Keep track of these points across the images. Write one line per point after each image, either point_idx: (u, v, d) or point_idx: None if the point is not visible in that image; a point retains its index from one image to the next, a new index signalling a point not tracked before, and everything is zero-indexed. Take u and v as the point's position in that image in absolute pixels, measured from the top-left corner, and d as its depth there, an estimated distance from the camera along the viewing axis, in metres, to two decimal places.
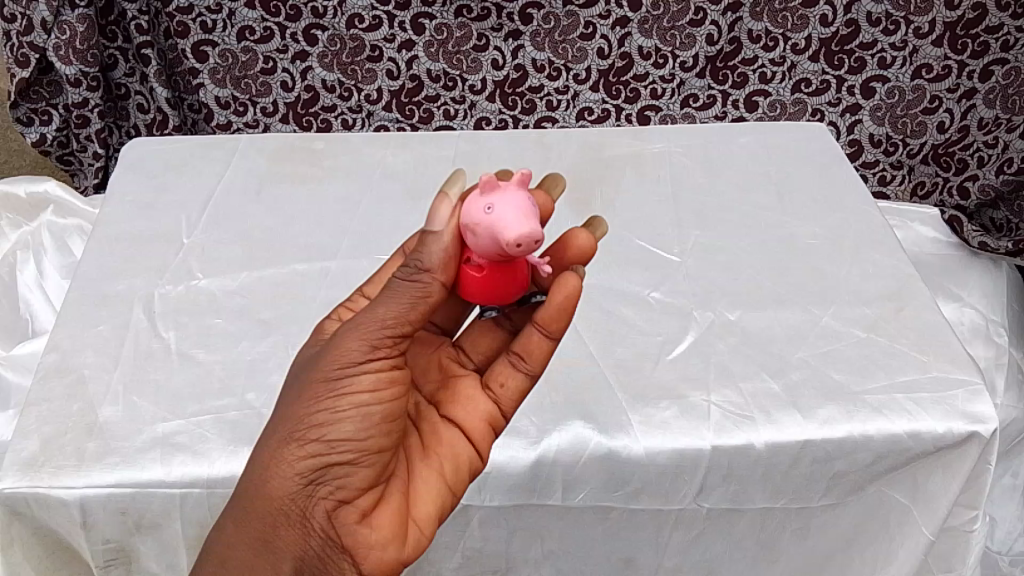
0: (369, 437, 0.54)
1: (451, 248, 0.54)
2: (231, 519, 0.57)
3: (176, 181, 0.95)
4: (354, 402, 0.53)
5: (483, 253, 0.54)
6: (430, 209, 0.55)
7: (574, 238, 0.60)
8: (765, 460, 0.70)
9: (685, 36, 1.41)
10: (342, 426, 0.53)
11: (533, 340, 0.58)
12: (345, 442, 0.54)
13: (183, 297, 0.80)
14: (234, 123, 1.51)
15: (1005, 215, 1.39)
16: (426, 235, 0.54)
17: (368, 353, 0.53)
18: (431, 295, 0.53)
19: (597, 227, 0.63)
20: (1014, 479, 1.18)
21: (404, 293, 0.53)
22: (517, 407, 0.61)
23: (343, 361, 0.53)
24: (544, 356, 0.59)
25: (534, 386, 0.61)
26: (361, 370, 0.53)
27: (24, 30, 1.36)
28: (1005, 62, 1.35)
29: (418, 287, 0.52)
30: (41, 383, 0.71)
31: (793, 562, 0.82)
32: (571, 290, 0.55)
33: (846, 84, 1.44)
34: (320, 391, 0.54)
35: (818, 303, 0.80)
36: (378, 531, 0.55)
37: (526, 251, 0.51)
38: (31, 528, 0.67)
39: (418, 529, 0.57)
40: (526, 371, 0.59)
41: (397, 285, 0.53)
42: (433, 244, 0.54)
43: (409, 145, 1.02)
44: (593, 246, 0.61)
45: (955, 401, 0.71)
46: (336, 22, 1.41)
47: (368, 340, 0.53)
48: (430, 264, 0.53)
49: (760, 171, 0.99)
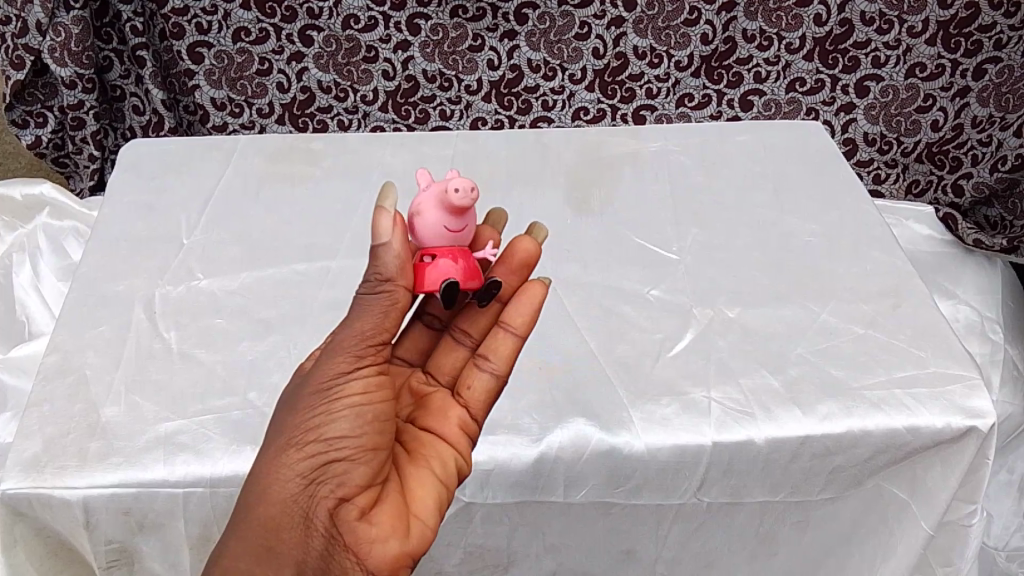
0: (364, 434, 0.54)
1: (405, 254, 0.53)
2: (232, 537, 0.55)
3: (175, 182, 0.95)
4: (347, 403, 0.54)
5: (435, 237, 0.59)
6: (371, 224, 0.53)
7: (518, 244, 0.62)
8: (766, 454, 0.70)
9: (680, 35, 1.42)
10: (336, 425, 0.53)
11: (499, 340, 0.60)
12: (341, 440, 0.53)
13: (184, 297, 0.80)
14: (230, 125, 1.50)
15: (999, 212, 1.40)
16: (374, 247, 0.53)
17: (356, 359, 0.54)
18: (399, 302, 0.54)
19: (538, 229, 0.63)
20: (1010, 475, 1.19)
21: (375, 304, 0.53)
22: (488, 411, 0.61)
23: (335, 366, 0.54)
24: (510, 356, 0.60)
25: (501, 390, 0.61)
26: (350, 375, 0.54)
27: (19, 32, 1.35)
28: (998, 61, 1.36)
29: (384, 297, 0.53)
30: (43, 383, 0.71)
31: (792, 555, 0.83)
32: (536, 296, 0.60)
33: (840, 83, 1.45)
34: (314, 398, 0.54)
35: (816, 299, 0.81)
36: (379, 525, 0.53)
37: (465, 196, 0.57)
38: (34, 528, 0.67)
39: (421, 522, 0.55)
40: (492, 371, 0.60)
41: (366, 299, 0.54)
42: (384, 255, 0.53)
43: (407, 145, 1.02)
44: (537, 249, 0.62)
45: (954, 396, 0.72)
46: (331, 23, 1.41)
47: (354, 347, 0.54)
48: (390, 273, 0.53)
49: (758, 169, 0.99)
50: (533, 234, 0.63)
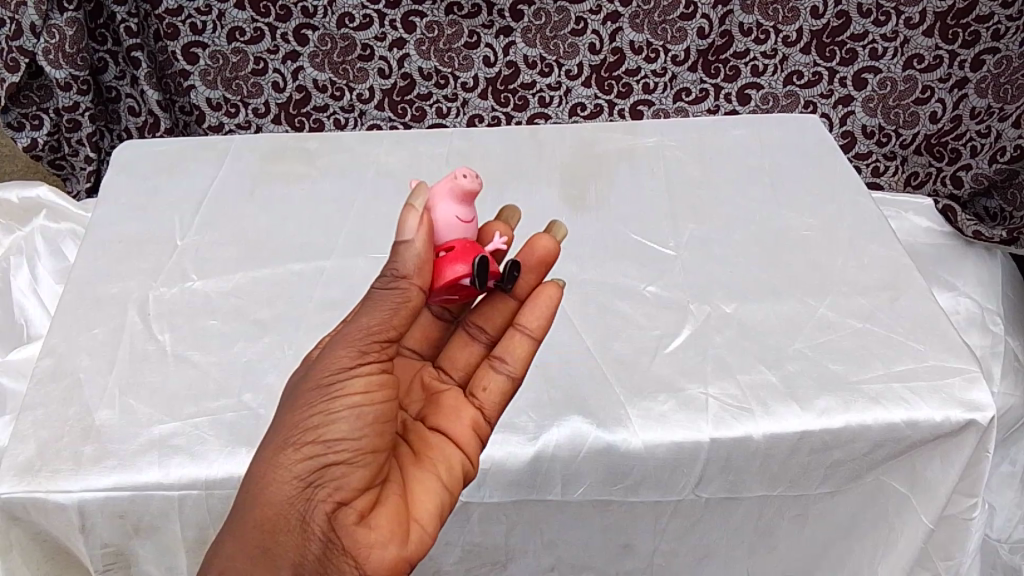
0: (364, 437, 0.53)
1: (427, 254, 0.53)
2: (229, 537, 0.55)
3: (168, 183, 0.95)
4: (346, 403, 0.53)
5: (446, 230, 0.58)
6: (398, 220, 0.53)
7: (536, 241, 0.61)
8: (764, 450, 0.70)
9: (676, 30, 1.41)
10: (337, 426, 0.53)
11: (514, 341, 0.60)
12: (341, 441, 0.53)
13: (178, 299, 0.80)
14: (226, 125, 1.50)
15: (998, 203, 1.40)
16: (397, 245, 0.52)
17: (358, 357, 0.53)
18: (411, 300, 0.53)
19: (555, 228, 0.63)
20: (1012, 466, 1.19)
21: (383, 300, 0.53)
22: (501, 414, 0.61)
23: (335, 364, 0.53)
24: (526, 358, 0.60)
25: (516, 391, 0.61)
26: (351, 374, 0.53)
27: (13, 34, 1.34)
28: (996, 51, 1.35)
29: (397, 294, 0.52)
30: (37, 386, 0.71)
31: (792, 549, 0.82)
32: (552, 297, 0.60)
33: (838, 76, 1.44)
34: (314, 398, 0.53)
35: (814, 294, 0.80)
36: (379, 529, 0.53)
37: (472, 181, 0.59)
38: (30, 532, 0.67)
39: (421, 527, 0.55)
40: (507, 372, 0.60)
41: (376, 294, 0.53)
42: (405, 253, 0.52)
43: (402, 143, 1.02)
44: (556, 247, 0.61)
45: (952, 389, 0.71)
46: (326, 22, 1.40)
47: (356, 346, 0.53)
48: (407, 270, 0.52)
49: (755, 163, 0.98)
50: (552, 233, 0.62)
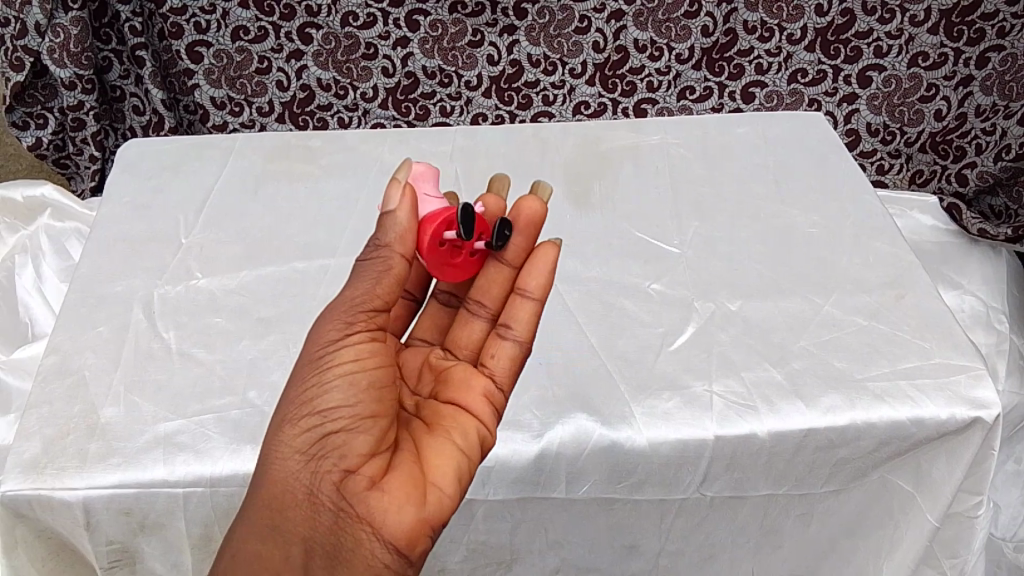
0: (360, 402, 0.54)
1: (410, 223, 0.54)
2: (239, 531, 0.55)
3: (172, 181, 0.95)
4: (339, 373, 0.54)
5: (426, 203, 0.58)
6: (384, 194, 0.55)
7: (523, 203, 0.61)
8: (769, 447, 0.70)
9: (681, 28, 1.41)
10: (331, 395, 0.54)
11: (518, 306, 0.61)
12: (337, 410, 0.54)
13: (182, 297, 0.80)
14: (230, 124, 1.50)
15: (1004, 202, 1.39)
16: (381, 216, 0.54)
17: (345, 329, 0.54)
18: (393, 269, 0.54)
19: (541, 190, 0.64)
20: (1017, 465, 1.18)
21: (366, 270, 0.54)
22: (513, 380, 0.61)
23: (324, 338, 0.55)
24: (530, 320, 0.61)
25: (526, 356, 0.62)
26: (339, 345, 0.54)
27: (18, 33, 1.34)
28: (1001, 49, 1.34)
29: (380, 262, 0.53)
30: (42, 384, 0.71)
31: (796, 547, 0.82)
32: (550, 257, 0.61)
33: (843, 74, 1.44)
34: (306, 373, 0.55)
35: (819, 291, 0.80)
36: (391, 493, 0.52)
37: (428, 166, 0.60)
38: (36, 528, 0.67)
39: (438, 490, 0.54)
40: (514, 338, 0.61)
41: (360, 265, 0.55)
42: (388, 223, 0.54)
43: (405, 141, 1.02)
44: (543, 207, 0.62)
45: (958, 387, 0.71)
46: (329, 21, 1.40)
47: (342, 317, 0.54)
48: (388, 239, 0.53)
49: (760, 161, 0.98)
50: (537, 195, 0.63)
